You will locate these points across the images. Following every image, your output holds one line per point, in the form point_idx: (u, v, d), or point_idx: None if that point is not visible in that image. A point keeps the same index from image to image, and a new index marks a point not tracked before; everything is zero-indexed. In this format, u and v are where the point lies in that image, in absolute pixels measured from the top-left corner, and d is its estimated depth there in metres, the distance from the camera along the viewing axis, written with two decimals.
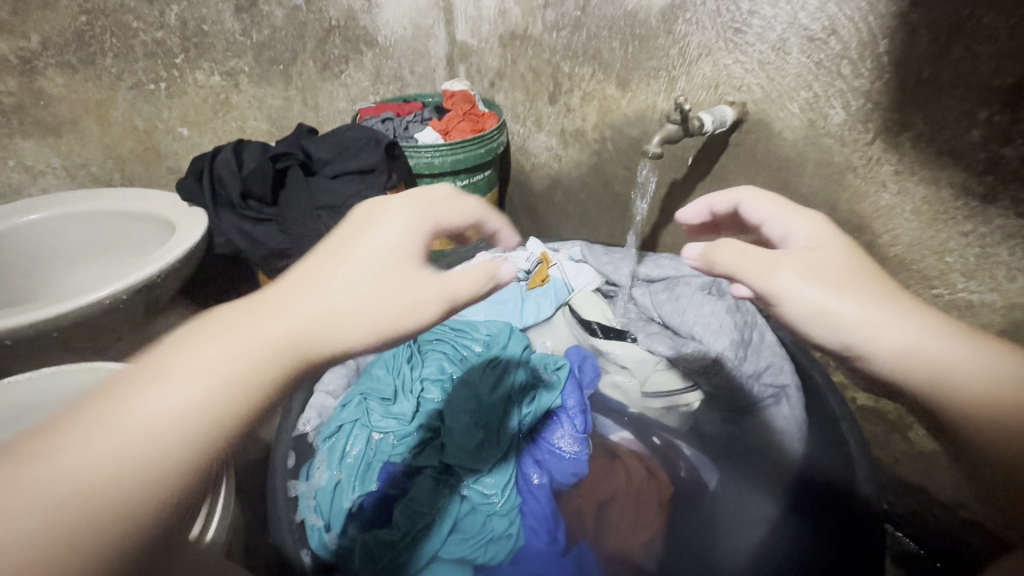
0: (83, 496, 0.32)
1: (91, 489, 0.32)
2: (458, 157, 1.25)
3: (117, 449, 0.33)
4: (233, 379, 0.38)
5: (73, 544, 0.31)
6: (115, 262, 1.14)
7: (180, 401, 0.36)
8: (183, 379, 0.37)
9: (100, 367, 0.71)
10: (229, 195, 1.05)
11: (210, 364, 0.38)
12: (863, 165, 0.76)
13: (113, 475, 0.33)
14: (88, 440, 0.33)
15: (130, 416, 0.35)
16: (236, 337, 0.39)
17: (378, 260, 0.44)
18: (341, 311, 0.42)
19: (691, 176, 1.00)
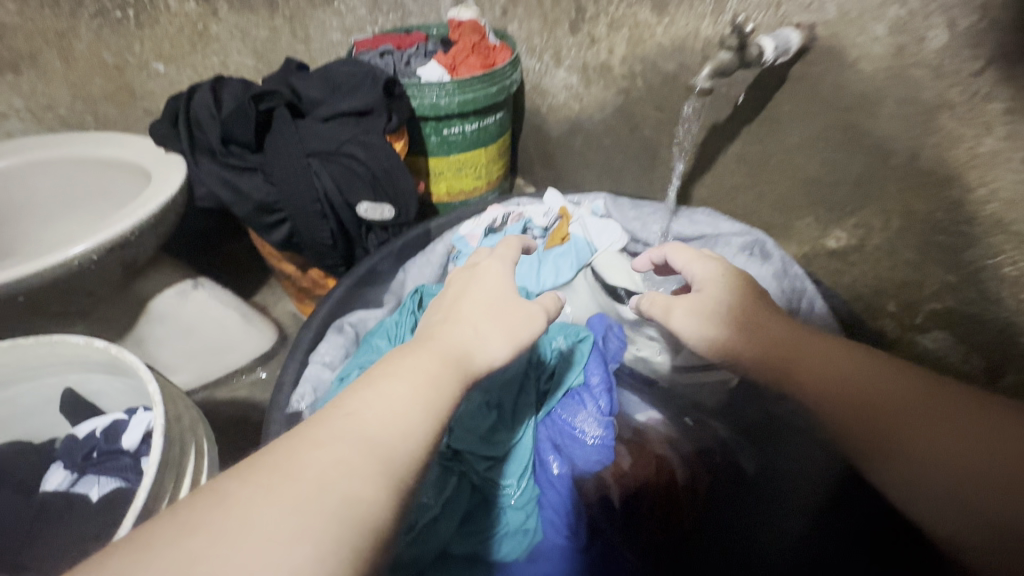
0: (346, 480, 0.33)
1: (353, 470, 0.34)
2: (467, 98, 1.11)
3: (358, 441, 0.35)
4: (431, 377, 0.41)
5: (357, 520, 0.32)
6: (91, 216, 1.04)
7: (402, 394, 0.39)
8: (392, 382, 0.40)
9: (57, 342, 0.61)
10: (208, 140, 0.92)
11: (408, 371, 0.41)
12: (963, 102, 0.62)
13: (390, 435, 0.36)
14: (338, 430, 0.36)
15: (358, 416, 0.37)
16: (420, 352, 0.44)
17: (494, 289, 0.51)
18: (483, 327, 0.48)
19: (737, 118, 0.86)
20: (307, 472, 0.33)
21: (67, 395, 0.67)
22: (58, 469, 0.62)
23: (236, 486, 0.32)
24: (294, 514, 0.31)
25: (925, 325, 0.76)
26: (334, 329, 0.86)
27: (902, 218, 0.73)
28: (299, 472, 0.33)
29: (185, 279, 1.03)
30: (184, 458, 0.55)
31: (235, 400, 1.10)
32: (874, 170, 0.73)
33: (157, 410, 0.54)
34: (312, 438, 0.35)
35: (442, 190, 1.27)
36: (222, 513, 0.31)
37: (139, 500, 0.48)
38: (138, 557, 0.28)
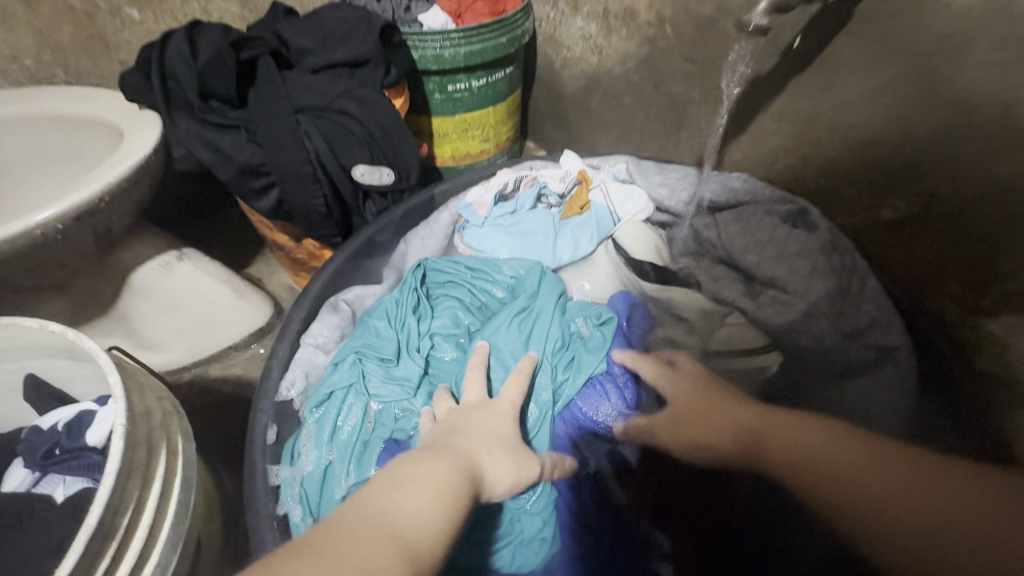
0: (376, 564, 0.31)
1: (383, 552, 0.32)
2: (474, 49, 0.99)
3: (388, 528, 0.34)
4: (450, 478, 0.42)
5: None
6: (64, 180, 0.95)
7: (426, 488, 0.39)
8: (417, 476, 0.40)
9: (11, 325, 0.53)
10: (185, 94, 0.82)
11: (431, 467, 0.42)
12: None
13: (422, 533, 0.35)
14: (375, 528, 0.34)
15: (387, 502, 0.37)
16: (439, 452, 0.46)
17: (493, 420, 0.56)
18: (492, 451, 0.51)
19: (787, 68, 0.74)
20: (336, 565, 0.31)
21: (30, 382, 0.59)
22: (20, 465, 0.55)
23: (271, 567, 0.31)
24: None
25: (994, 308, 0.67)
26: (328, 307, 0.78)
27: (980, 185, 0.63)
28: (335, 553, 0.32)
29: (170, 250, 0.96)
30: (154, 457, 0.48)
31: (227, 378, 1.03)
32: (950, 128, 0.63)
33: (119, 407, 0.47)
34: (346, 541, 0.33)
35: (447, 153, 1.16)
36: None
37: (93, 515, 0.41)
38: None
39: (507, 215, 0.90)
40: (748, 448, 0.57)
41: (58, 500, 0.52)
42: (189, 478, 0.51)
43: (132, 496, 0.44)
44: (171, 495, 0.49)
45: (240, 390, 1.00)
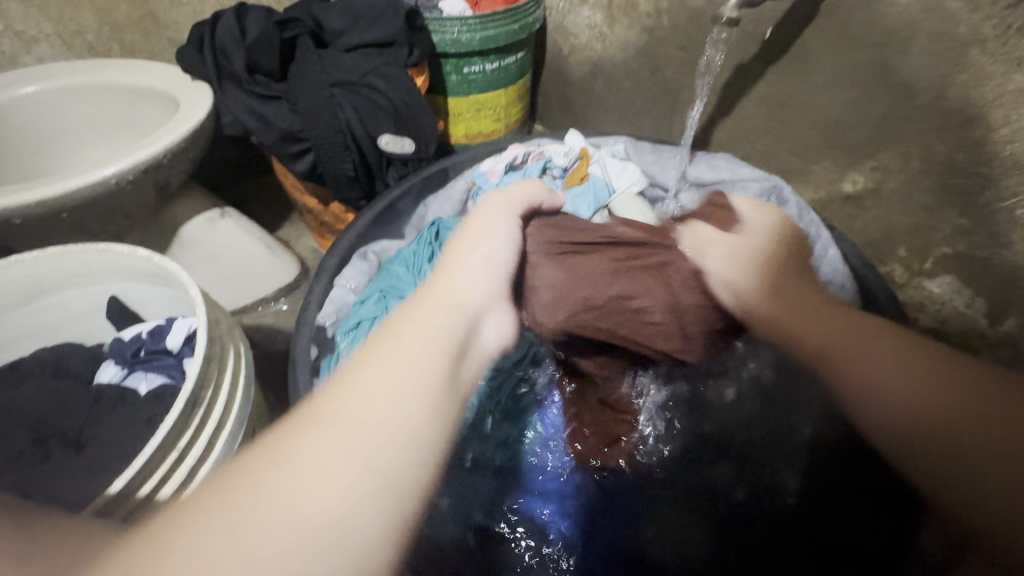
0: (343, 466, 0.33)
1: (355, 456, 0.33)
2: (488, 35, 1.09)
3: (360, 422, 0.35)
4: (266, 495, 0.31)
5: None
6: (121, 143, 1.06)
7: (396, 364, 0.38)
8: (387, 355, 0.39)
9: (105, 251, 0.66)
10: (234, 68, 0.94)
11: (403, 343, 0.40)
12: (996, 37, 0.61)
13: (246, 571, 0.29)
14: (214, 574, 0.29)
15: (356, 390, 0.37)
16: (423, 318, 0.43)
17: (490, 256, 0.52)
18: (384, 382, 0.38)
19: (764, 58, 0.83)
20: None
21: (112, 303, 0.72)
22: (110, 366, 0.68)
23: (248, 463, 0.33)
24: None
25: (933, 271, 0.77)
26: (359, 256, 0.91)
27: (920, 161, 0.73)
28: (308, 456, 0.33)
29: (212, 207, 1.07)
30: (224, 355, 0.61)
31: (260, 326, 1.15)
32: (897, 111, 0.73)
33: (200, 312, 0.59)
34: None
35: (460, 132, 1.27)
36: (218, 508, 0.30)
37: (188, 385, 0.54)
38: None
39: (515, 183, 1.00)
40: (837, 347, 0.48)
41: (142, 393, 0.65)
42: (249, 377, 0.64)
43: (210, 380, 0.57)
44: (238, 387, 0.61)
45: (272, 337, 1.12)
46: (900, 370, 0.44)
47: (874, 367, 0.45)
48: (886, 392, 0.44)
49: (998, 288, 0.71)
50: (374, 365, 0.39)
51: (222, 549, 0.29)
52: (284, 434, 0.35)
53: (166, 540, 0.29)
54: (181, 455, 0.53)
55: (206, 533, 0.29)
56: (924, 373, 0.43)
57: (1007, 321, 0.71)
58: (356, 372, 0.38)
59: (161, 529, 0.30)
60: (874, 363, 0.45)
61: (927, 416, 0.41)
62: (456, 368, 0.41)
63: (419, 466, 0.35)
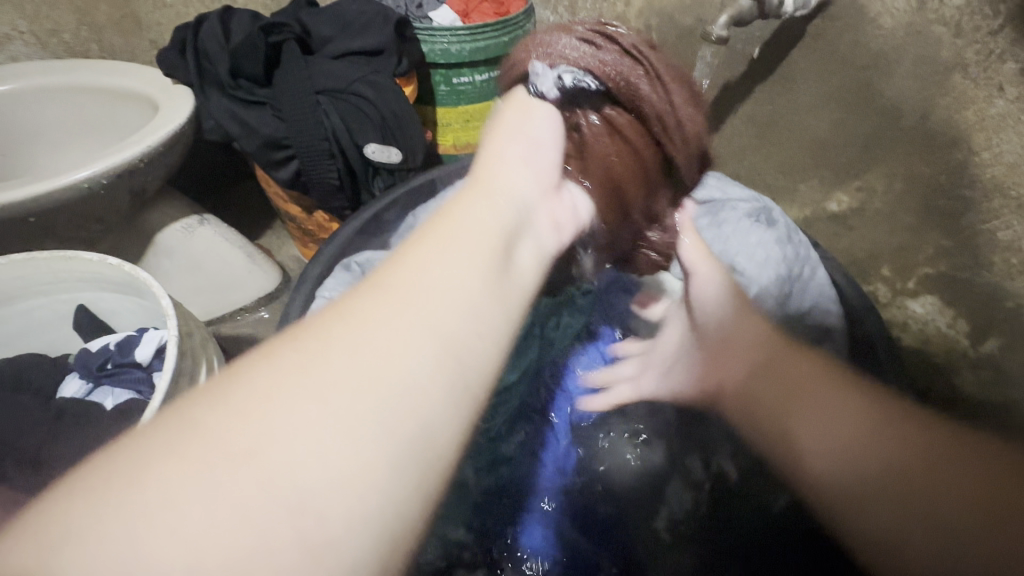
0: (400, 353, 0.31)
1: (444, 294, 0.35)
2: (478, 46, 1.09)
3: (413, 305, 0.33)
4: (402, 337, 0.31)
5: (399, 375, 0.30)
6: (98, 145, 1.03)
7: (442, 255, 0.37)
8: (457, 225, 0.40)
9: (74, 257, 0.63)
10: (217, 73, 0.91)
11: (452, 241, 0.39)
12: (977, 62, 0.62)
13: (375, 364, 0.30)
14: (352, 355, 0.30)
15: (403, 277, 0.35)
16: (466, 208, 0.43)
17: (536, 153, 0.56)
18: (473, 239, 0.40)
19: (752, 76, 0.84)
20: (342, 351, 0.30)
21: (78, 312, 0.69)
22: (75, 378, 0.65)
23: (279, 365, 0.29)
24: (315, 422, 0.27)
25: (916, 291, 0.78)
26: (342, 267, 0.89)
27: (904, 182, 0.74)
28: (357, 350, 0.30)
29: (191, 214, 1.04)
30: (196, 369, 0.58)
31: (237, 336, 1.11)
32: (881, 132, 0.74)
33: (171, 324, 0.56)
34: (291, 369, 0.29)
35: (448, 142, 1.25)
36: (205, 424, 0.26)
37: (155, 403, 0.51)
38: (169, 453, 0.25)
39: None
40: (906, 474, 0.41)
41: (107, 408, 0.62)
42: None
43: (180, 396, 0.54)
44: None
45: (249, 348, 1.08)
46: (859, 429, 0.45)
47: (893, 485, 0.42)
48: (851, 460, 0.44)
49: (981, 310, 0.71)
50: (422, 253, 0.37)
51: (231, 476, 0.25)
52: (279, 341, 0.31)
53: (145, 464, 0.25)
54: None
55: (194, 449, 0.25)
56: (956, 456, 0.40)
57: (989, 343, 0.72)
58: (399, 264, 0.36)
59: (116, 462, 0.25)
60: (823, 410, 0.48)
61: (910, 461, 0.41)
62: (501, 264, 0.40)
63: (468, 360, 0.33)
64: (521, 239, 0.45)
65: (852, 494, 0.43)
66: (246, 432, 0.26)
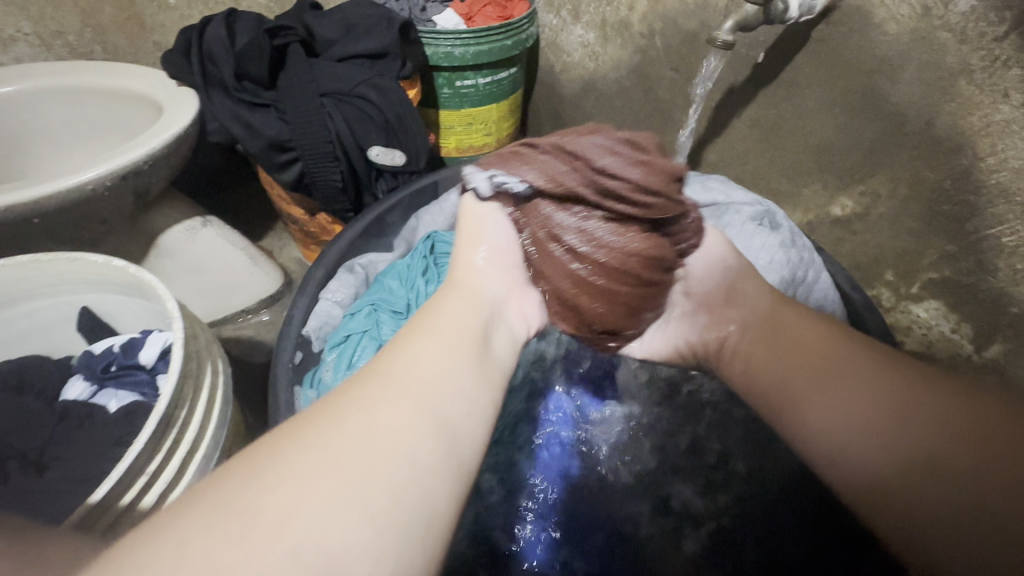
0: (405, 429, 0.35)
1: (435, 379, 0.40)
2: (481, 50, 1.09)
3: (410, 393, 0.38)
4: (403, 418, 0.36)
5: (408, 455, 0.34)
6: (101, 147, 1.03)
7: (432, 347, 0.43)
8: (430, 325, 0.46)
9: (79, 259, 0.63)
10: (222, 76, 0.92)
11: (438, 335, 0.45)
12: (983, 68, 0.62)
13: (383, 443, 0.34)
14: (366, 431, 0.35)
15: (394, 367, 0.40)
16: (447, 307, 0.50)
17: (499, 258, 0.57)
18: (451, 335, 0.45)
19: (755, 80, 0.84)
20: (356, 429, 0.35)
21: (83, 314, 0.69)
22: (79, 381, 0.65)
23: (301, 441, 0.34)
24: (339, 496, 0.31)
25: (920, 295, 0.78)
26: (346, 268, 0.90)
27: (908, 187, 0.74)
28: (371, 431, 0.35)
29: (195, 216, 1.04)
30: (201, 372, 0.58)
31: (240, 338, 1.11)
32: (886, 137, 0.74)
33: (177, 326, 0.56)
34: (318, 443, 0.33)
35: (451, 145, 1.26)
36: (242, 506, 0.29)
37: (160, 405, 0.51)
38: (220, 521, 0.29)
39: None
40: (919, 467, 0.46)
41: (112, 411, 0.62)
42: (225, 395, 0.61)
43: (186, 399, 0.54)
44: (214, 406, 0.58)
45: (252, 350, 1.08)
46: (867, 401, 0.51)
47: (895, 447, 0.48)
48: (866, 436, 0.50)
49: (985, 315, 0.71)
50: (409, 348, 0.43)
51: (262, 545, 0.28)
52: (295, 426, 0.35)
53: (186, 543, 0.28)
54: (151, 478, 0.50)
55: (225, 523, 0.29)
56: (946, 394, 0.48)
57: (993, 347, 0.71)
58: (391, 354, 0.42)
59: (156, 536, 0.28)
60: (840, 396, 0.53)
61: (919, 458, 0.46)
62: (483, 355, 0.46)
63: (466, 435, 0.39)
64: (500, 329, 0.52)
65: (889, 486, 0.48)
66: (273, 505, 0.30)
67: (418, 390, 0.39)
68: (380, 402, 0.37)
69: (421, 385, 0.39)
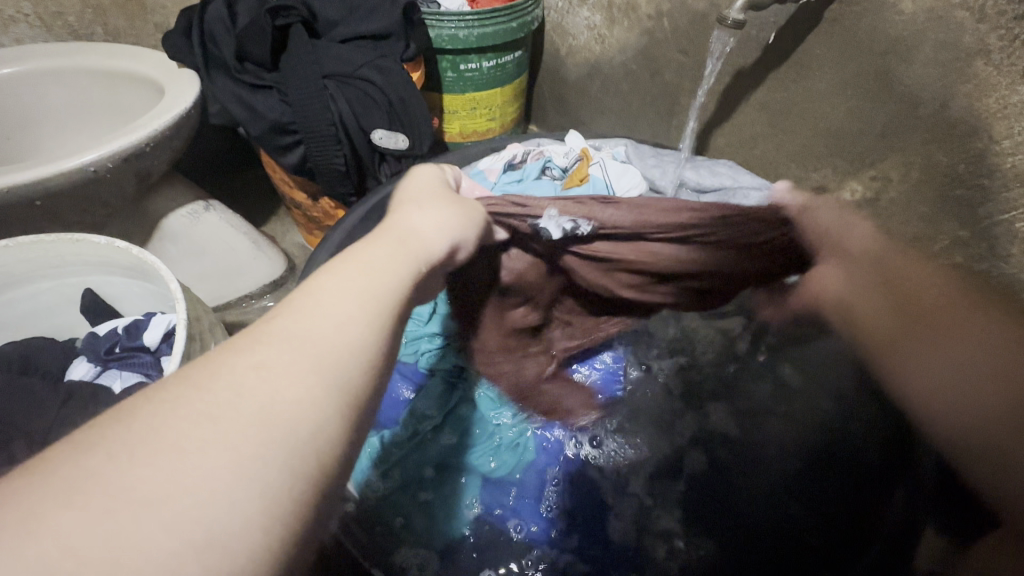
0: (291, 392, 0.30)
1: (337, 334, 0.33)
2: (486, 31, 1.07)
3: (304, 348, 0.32)
4: (286, 380, 0.30)
5: (294, 422, 0.29)
6: (103, 130, 1.02)
7: (351, 307, 0.35)
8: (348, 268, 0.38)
9: (81, 240, 0.63)
10: (223, 56, 0.90)
11: (354, 281, 0.37)
12: (1002, 48, 0.61)
13: (262, 410, 0.28)
14: (242, 398, 0.29)
15: (291, 320, 0.33)
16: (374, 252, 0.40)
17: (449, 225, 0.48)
18: (369, 280, 0.38)
19: (765, 63, 0.82)
20: (229, 395, 0.29)
21: (86, 295, 0.69)
22: (84, 361, 0.65)
23: (166, 404, 0.28)
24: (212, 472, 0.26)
25: None
26: (349, 252, 0.89)
27: (921, 171, 0.73)
28: (246, 394, 0.29)
29: (197, 200, 1.03)
30: (204, 353, 0.58)
31: (244, 323, 1.11)
32: (899, 120, 0.73)
33: (179, 307, 0.56)
34: (186, 412, 0.28)
35: (455, 130, 1.24)
36: (97, 480, 0.25)
37: (165, 385, 0.51)
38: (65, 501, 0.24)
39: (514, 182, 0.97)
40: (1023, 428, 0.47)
41: (117, 392, 0.62)
42: None
43: None
44: None
45: None
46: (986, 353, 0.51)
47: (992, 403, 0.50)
48: (976, 390, 0.51)
49: None
50: (316, 295, 0.35)
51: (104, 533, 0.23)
52: (175, 390, 0.29)
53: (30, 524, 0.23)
54: None
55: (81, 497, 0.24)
56: None
57: None
58: (295, 304, 0.35)
59: (8, 498, 0.24)
60: (950, 351, 0.53)
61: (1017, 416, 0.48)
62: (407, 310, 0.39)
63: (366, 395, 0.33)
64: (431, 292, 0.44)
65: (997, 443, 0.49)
66: (143, 478, 0.25)
67: (317, 346, 0.32)
68: (268, 361, 0.31)
69: (317, 343, 0.32)
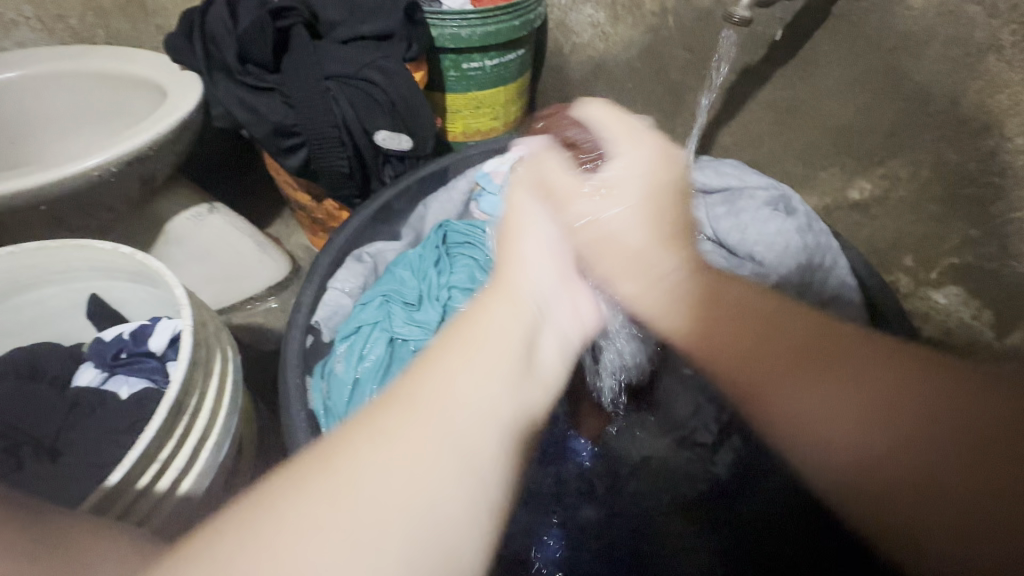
0: (429, 475, 0.28)
1: (474, 441, 0.30)
2: (489, 30, 1.06)
3: (433, 429, 0.29)
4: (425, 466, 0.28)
5: (437, 513, 0.27)
6: (106, 134, 1.02)
7: (481, 395, 0.32)
8: (466, 361, 0.33)
9: (86, 246, 0.63)
10: (225, 59, 0.90)
11: (477, 356, 0.34)
12: (1015, 42, 0.60)
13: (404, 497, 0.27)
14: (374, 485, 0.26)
15: (429, 396, 0.31)
16: (492, 321, 0.36)
17: (556, 248, 0.45)
18: (487, 387, 0.32)
19: (771, 60, 0.81)
20: (362, 480, 0.27)
21: (92, 300, 0.69)
22: (91, 366, 0.65)
23: (289, 488, 0.26)
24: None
25: (939, 281, 0.76)
26: (354, 257, 0.90)
27: (931, 169, 0.72)
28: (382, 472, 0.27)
29: (201, 202, 1.03)
30: (211, 358, 0.58)
31: (248, 325, 1.11)
32: (908, 117, 0.72)
33: (185, 313, 0.56)
34: (315, 497, 0.26)
35: (458, 130, 1.23)
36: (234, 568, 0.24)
37: (171, 393, 0.51)
38: None
39: None
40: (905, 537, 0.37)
41: (123, 397, 0.62)
42: (235, 380, 0.60)
43: (196, 386, 0.54)
44: (224, 392, 0.58)
45: (261, 337, 1.08)
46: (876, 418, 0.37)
47: (865, 447, 0.37)
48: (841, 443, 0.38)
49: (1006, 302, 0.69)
50: (442, 372, 0.32)
51: None
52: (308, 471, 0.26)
53: None
54: (163, 465, 0.50)
55: None
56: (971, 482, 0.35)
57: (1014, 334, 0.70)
58: (426, 371, 0.32)
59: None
60: (817, 396, 0.39)
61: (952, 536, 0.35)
62: (530, 374, 0.36)
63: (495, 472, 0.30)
64: (548, 335, 0.41)
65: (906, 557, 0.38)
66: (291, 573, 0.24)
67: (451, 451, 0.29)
68: (401, 452, 0.28)
69: (449, 449, 0.29)
